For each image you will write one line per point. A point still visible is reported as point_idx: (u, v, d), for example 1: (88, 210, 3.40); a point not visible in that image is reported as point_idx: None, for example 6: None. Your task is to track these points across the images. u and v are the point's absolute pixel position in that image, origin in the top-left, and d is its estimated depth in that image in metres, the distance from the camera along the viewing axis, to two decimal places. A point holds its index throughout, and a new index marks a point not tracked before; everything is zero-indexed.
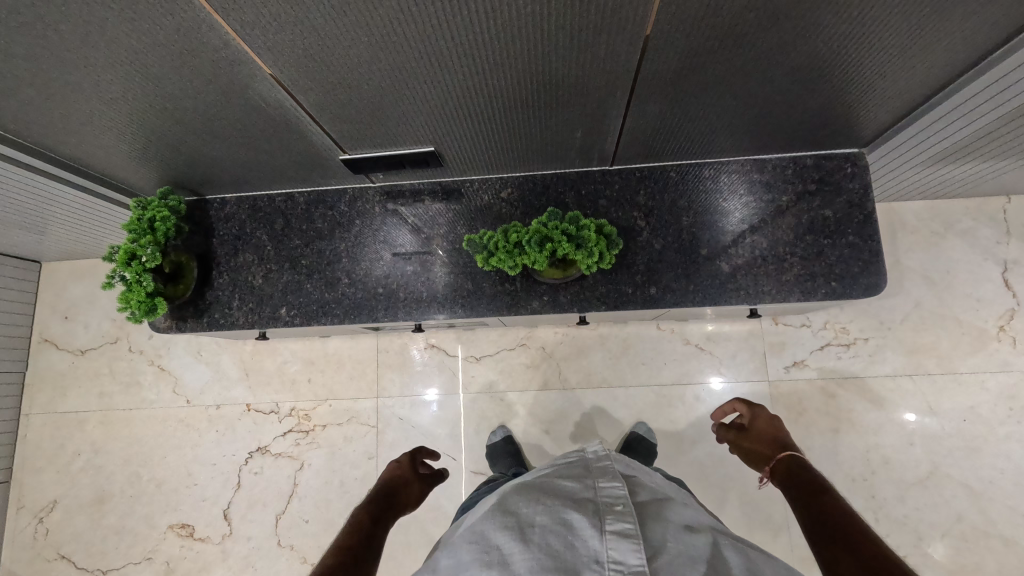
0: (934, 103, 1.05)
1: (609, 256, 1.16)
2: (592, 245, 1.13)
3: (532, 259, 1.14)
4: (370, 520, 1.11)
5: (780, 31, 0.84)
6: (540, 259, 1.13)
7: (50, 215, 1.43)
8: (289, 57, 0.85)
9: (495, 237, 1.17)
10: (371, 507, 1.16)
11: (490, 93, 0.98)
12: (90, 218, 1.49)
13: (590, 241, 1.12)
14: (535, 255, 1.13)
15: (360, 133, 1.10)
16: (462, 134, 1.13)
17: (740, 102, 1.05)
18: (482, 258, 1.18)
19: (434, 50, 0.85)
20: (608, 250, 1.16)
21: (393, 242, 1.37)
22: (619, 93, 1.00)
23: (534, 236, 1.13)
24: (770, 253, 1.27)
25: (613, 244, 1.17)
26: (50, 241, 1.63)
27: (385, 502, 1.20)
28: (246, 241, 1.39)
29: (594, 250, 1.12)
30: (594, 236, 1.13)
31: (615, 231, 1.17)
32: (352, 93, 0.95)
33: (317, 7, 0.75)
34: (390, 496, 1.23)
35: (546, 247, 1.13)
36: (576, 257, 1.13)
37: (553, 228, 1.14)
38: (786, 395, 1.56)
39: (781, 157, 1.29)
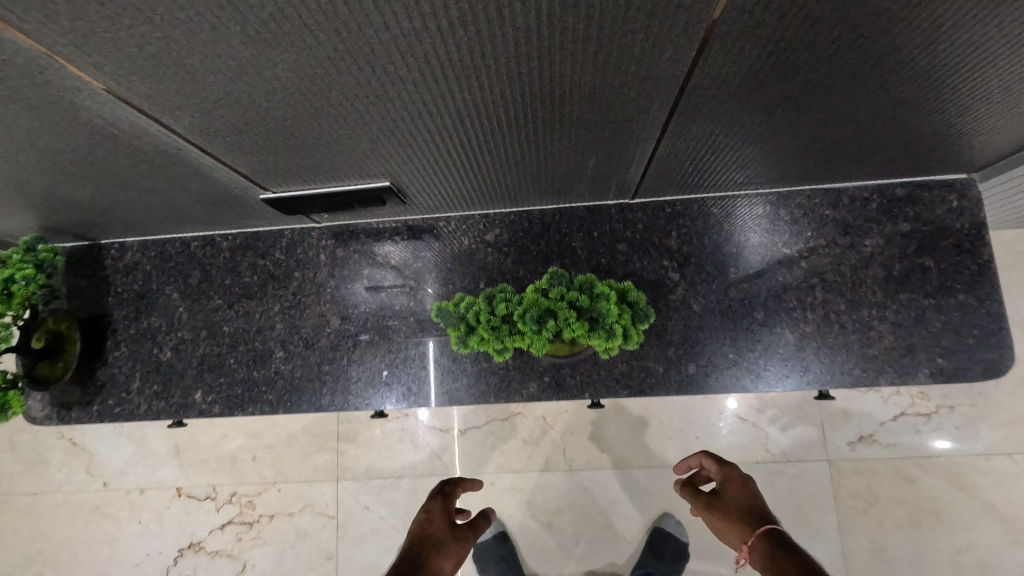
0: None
1: (636, 334, 0.83)
2: (613, 322, 0.79)
3: (528, 341, 0.81)
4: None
5: (935, 19, 0.50)
6: (540, 341, 0.81)
7: None
8: (122, 63, 0.51)
9: (477, 308, 0.84)
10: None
11: (462, 113, 0.64)
12: None
13: (610, 317, 0.79)
14: (533, 336, 0.80)
15: (279, 167, 0.76)
16: (427, 163, 0.79)
17: (832, 120, 0.71)
18: (459, 337, 0.85)
19: (360, 50, 0.51)
20: (634, 324, 0.83)
21: (377, 277, 1.04)
22: (655, 110, 0.66)
23: (531, 309, 0.81)
24: (851, 318, 0.93)
25: (642, 316, 0.83)
26: None
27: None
28: (151, 300, 1.06)
29: (615, 329, 0.79)
30: (614, 309, 0.80)
31: (644, 297, 0.84)
32: (247, 113, 0.61)
33: None
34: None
35: (548, 324, 0.80)
36: (589, 341, 0.80)
37: (557, 297, 0.82)
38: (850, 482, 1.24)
39: (863, 187, 0.96)
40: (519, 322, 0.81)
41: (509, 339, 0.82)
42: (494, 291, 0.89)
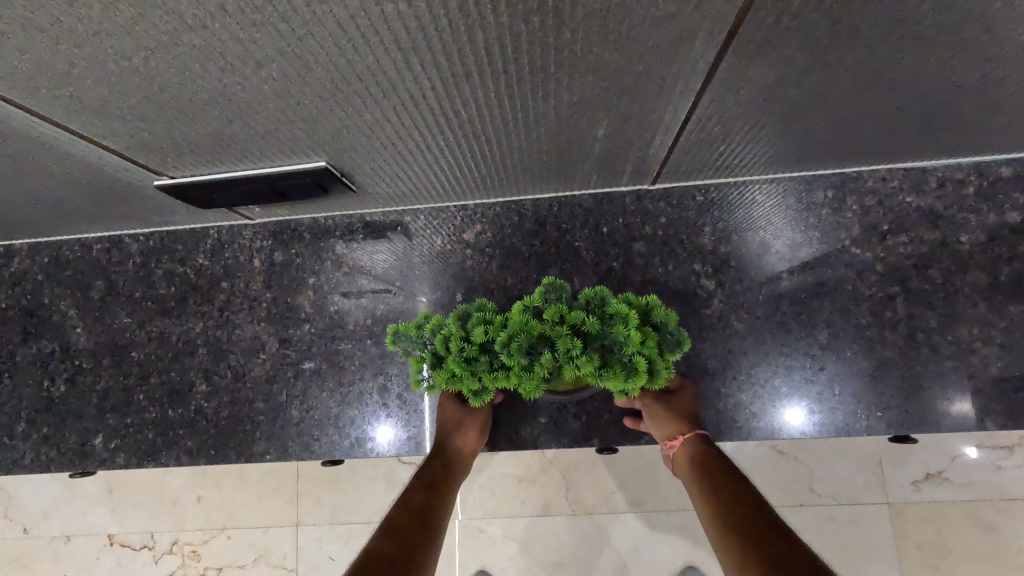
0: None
1: (664, 366, 0.60)
2: (633, 354, 0.58)
3: (514, 381, 0.59)
4: (414, 535, 0.59)
5: None
6: (532, 381, 0.59)
7: None
8: None
9: (446, 335, 0.62)
10: (409, 501, 0.64)
11: (405, 45, 0.41)
12: None
13: (631, 347, 0.57)
14: (522, 374, 0.58)
15: (160, 139, 0.54)
16: (369, 133, 0.56)
17: (958, 60, 0.48)
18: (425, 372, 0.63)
19: None
20: (660, 354, 0.62)
21: (337, 283, 0.82)
22: (702, 40, 0.43)
23: (519, 337, 0.59)
24: (943, 339, 0.71)
25: (670, 344, 0.62)
26: None
27: (428, 486, 0.67)
28: (43, 319, 0.84)
29: (637, 363, 0.57)
30: (634, 335, 0.57)
31: (673, 318, 0.62)
32: (61, 45, 0.39)
33: None
34: (436, 470, 0.69)
35: (542, 358, 0.58)
36: (598, 378, 0.58)
37: (555, 320, 0.60)
38: (934, 545, 0.85)
39: (957, 165, 0.72)
40: (503, 354, 0.59)
41: (489, 377, 0.60)
42: (471, 309, 0.67)
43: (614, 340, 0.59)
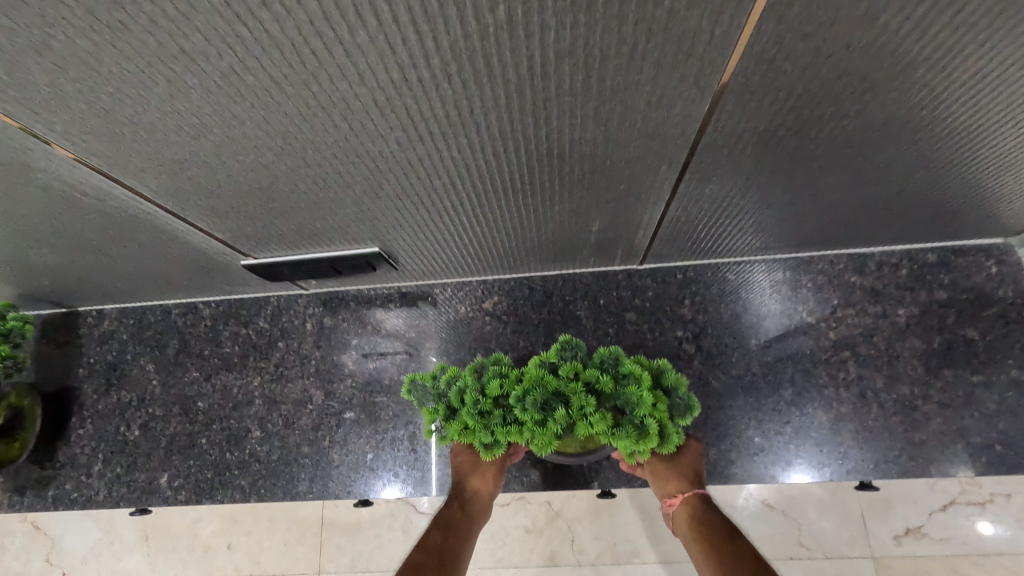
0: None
1: (672, 429, 0.72)
2: (645, 416, 0.69)
3: (528, 434, 0.70)
4: (430, 571, 0.71)
5: (971, 66, 0.45)
6: (545, 433, 0.69)
7: None
8: (75, 121, 0.46)
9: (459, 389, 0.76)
10: (429, 540, 0.75)
11: (452, 176, 0.59)
12: None
13: (643, 407, 0.69)
14: (536, 428, 0.70)
15: (258, 230, 0.71)
16: (417, 228, 0.73)
17: (858, 179, 0.65)
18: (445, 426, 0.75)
19: (337, 105, 0.46)
20: (673, 418, 0.73)
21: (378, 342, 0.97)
22: (665, 170, 0.60)
23: (536, 391, 0.71)
24: (891, 397, 0.83)
25: (680, 408, 0.73)
26: None
27: (449, 527, 0.78)
28: (123, 373, 0.99)
29: (647, 423, 0.68)
30: (643, 397, 0.70)
31: (682, 384, 0.74)
32: (217, 174, 0.56)
33: (65, 25, 0.36)
34: (453, 512, 0.79)
35: (556, 413, 0.70)
36: (610, 438, 0.69)
37: (571, 377, 0.74)
38: None
39: (891, 252, 0.88)
40: (520, 409, 0.70)
41: (502, 430, 0.71)
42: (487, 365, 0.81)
43: (626, 400, 0.71)
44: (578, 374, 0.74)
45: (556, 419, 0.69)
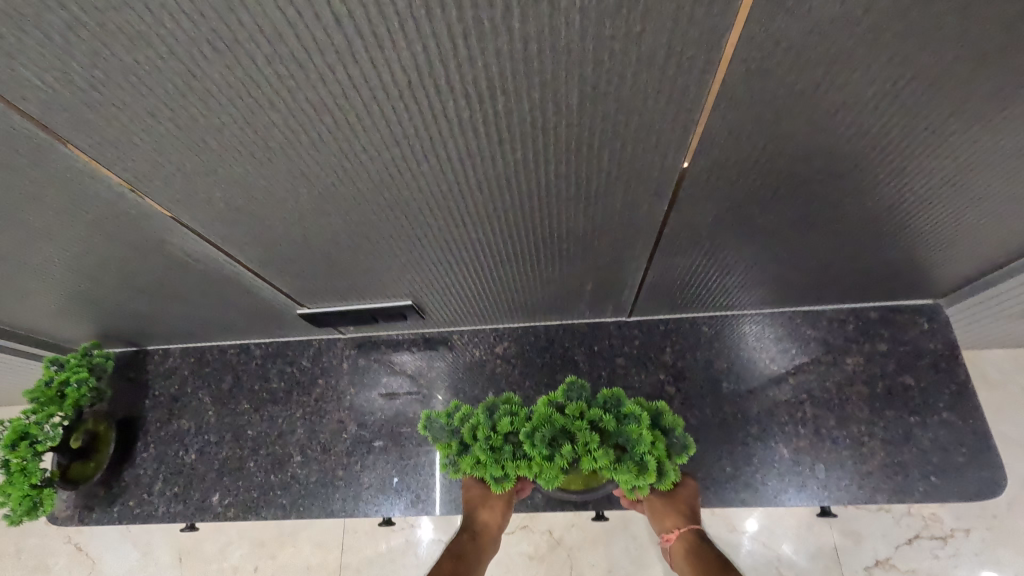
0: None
1: (671, 466, 0.78)
2: (644, 453, 0.75)
3: (537, 466, 0.78)
4: None
5: (852, 183, 0.63)
6: (552, 467, 0.77)
7: None
8: (210, 212, 0.65)
9: (473, 424, 0.83)
10: (441, 567, 0.88)
11: (477, 249, 0.77)
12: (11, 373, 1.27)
13: (644, 444, 0.76)
14: (545, 462, 0.77)
15: (318, 287, 0.88)
16: (444, 286, 0.91)
17: (794, 253, 0.82)
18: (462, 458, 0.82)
19: (398, 204, 0.64)
20: (672, 457, 0.80)
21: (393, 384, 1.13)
22: (640, 247, 0.78)
23: (543, 428, 0.78)
24: (842, 434, 0.98)
25: (678, 447, 0.80)
26: None
27: (459, 555, 0.90)
28: (183, 404, 1.15)
29: (647, 459, 0.75)
30: (643, 436, 0.76)
31: (681, 424, 0.81)
32: (298, 247, 0.74)
33: (228, 160, 0.55)
34: (463, 542, 0.92)
35: (563, 448, 0.77)
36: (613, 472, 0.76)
37: (575, 416, 0.81)
38: None
39: (839, 309, 1.05)
40: (529, 445, 0.78)
41: (512, 464, 0.79)
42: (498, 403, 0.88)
43: (627, 438, 0.78)
44: (582, 413, 0.81)
45: (562, 454, 0.77)
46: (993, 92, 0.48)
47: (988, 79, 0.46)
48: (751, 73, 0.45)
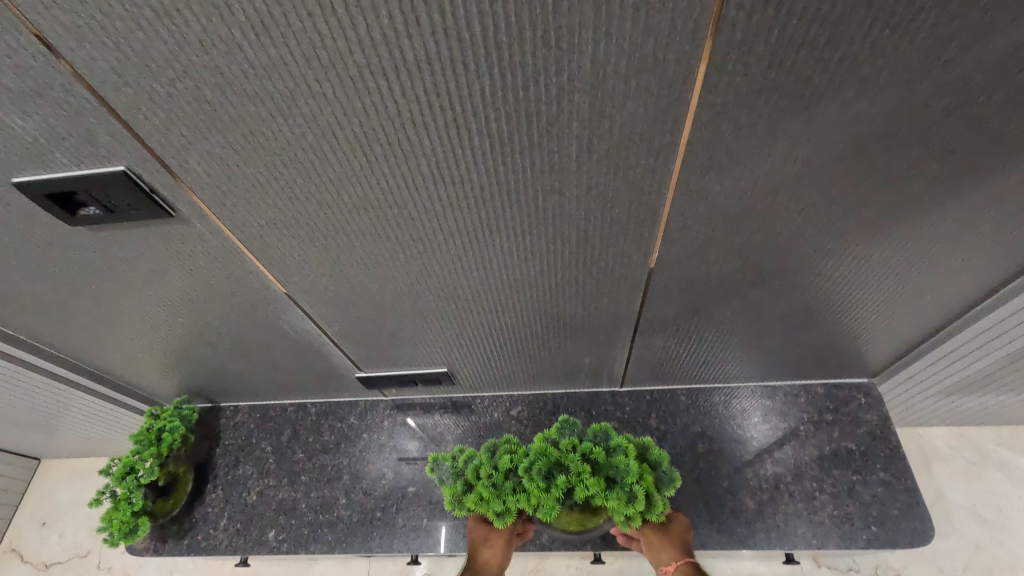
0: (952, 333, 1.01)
1: (659, 496, 0.92)
2: (632, 481, 0.89)
3: (535, 497, 0.90)
4: None
5: (769, 290, 0.90)
6: (550, 496, 0.89)
7: (63, 417, 1.45)
8: (320, 299, 0.92)
9: (476, 464, 0.95)
10: None
11: (503, 329, 1.04)
12: (101, 423, 1.51)
13: (630, 473, 0.89)
14: (542, 494, 0.89)
15: (378, 356, 1.14)
16: (474, 358, 1.16)
17: (743, 338, 1.08)
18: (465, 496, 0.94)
19: (453, 296, 0.92)
20: (661, 489, 0.95)
21: (402, 447, 1.35)
22: (625, 332, 1.04)
23: (540, 462, 0.91)
24: (797, 489, 1.18)
25: (666, 479, 0.96)
26: (59, 438, 1.64)
27: None
28: (249, 452, 1.37)
29: (635, 487, 0.88)
30: (629, 465, 0.90)
31: (666, 459, 0.97)
32: (372, 324, 1.01)
33: (347, 266, 0.83)
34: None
35: (558, 479, 0.90)
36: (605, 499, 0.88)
37: (568, 449, 0.94)
38: None
39: (792, 385, 1.31)
40: (528, 478, 0.90)
41: (513, 496, 0.91)
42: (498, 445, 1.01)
43: (617, 468, 0.91)
44: (574, 447, 0.94)
45: (558, 485, 0.90)
46: (837, 238, 0.76)
47: (830, 232, 0.75)
48: (681, 227, 0.73)
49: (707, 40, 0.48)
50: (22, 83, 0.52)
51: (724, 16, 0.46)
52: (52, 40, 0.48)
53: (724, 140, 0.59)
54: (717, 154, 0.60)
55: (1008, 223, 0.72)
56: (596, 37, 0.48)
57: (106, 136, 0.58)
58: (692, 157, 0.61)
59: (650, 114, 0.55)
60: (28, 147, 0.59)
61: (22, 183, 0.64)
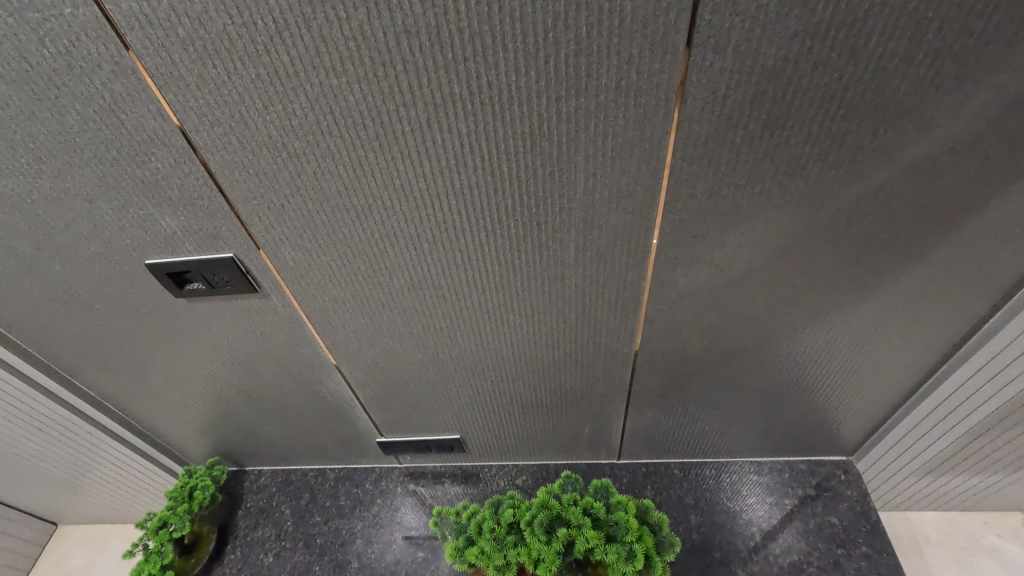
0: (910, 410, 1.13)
1: (660, 557, 0.99)
2: (631, 539, 0.98)
3: (536, 550, 0.98)
4: None
5: (740, 366, 1.06)
6: (550, 549, 0.97)
7: (90, 488, 1.52)
8: (358, 364, 1.08)
9: (480, 518, 1.05)
10: None
11: (512, 398, 1.18)
12: (123, 496, 1.56)
13: (630, 531, 0.98)
14: (544, 546, 0.98)
15: (399, 420, 1.28)
16: (485, 425, 1.29)
17: (725, 411, 1.21)
18: (467, 550, 1.01)
19: (471, 364, 1.08)
20: (661, 552, 1.01)
21: (407, 525, 1.40)
22: (619, 402, 1.18)
23: (541, 515, 1.02)
24: (787, 560, 1.25)
25: (666, 543, 1.02)
26: (78, 514, 1.68)
27: None
28: (269, 514, 1.46)
29: (633, 545, 0.97)
30: (627, 523, 1.00)
31: (667, 522, 1.04)
32: (399, 389, 1.16)
33: (386, 335, 1.00)
34: None
35: (559, 533, 0.99)
36: (604, 554, 0.96)
37: (570, 504, 1.05)
38: None
39: (774, 461, 1.43)
40: (530, 532, 1.00)
41: (514, 550, 0.99)
42: (502, 500, 1.11)
43: (617, 524, 1.01)
44: (576, 503, 1.05)
45: (558, 538, 0.99)
46: (787, 321, 0.93)
47: (781, 315, 0.92)
48: (659, 309, 0.91)
49: (664, 179, 0.69)
50: (181, 195, 0.73)
51: (674, 164, 0.67)
52: (215, 169, 0.70)
53: (684, 243, 0.78)
54: (681, 254, 0.80)
55: (923, 314, 0.90)
56: (587, 175, 0.69)
57: (226, 231, 0.79)
58: (662, 255, 0.80)
59: (628, 226, 0.76)
60: (166, 238, 0.80)
61: (151, 263, 0.84)
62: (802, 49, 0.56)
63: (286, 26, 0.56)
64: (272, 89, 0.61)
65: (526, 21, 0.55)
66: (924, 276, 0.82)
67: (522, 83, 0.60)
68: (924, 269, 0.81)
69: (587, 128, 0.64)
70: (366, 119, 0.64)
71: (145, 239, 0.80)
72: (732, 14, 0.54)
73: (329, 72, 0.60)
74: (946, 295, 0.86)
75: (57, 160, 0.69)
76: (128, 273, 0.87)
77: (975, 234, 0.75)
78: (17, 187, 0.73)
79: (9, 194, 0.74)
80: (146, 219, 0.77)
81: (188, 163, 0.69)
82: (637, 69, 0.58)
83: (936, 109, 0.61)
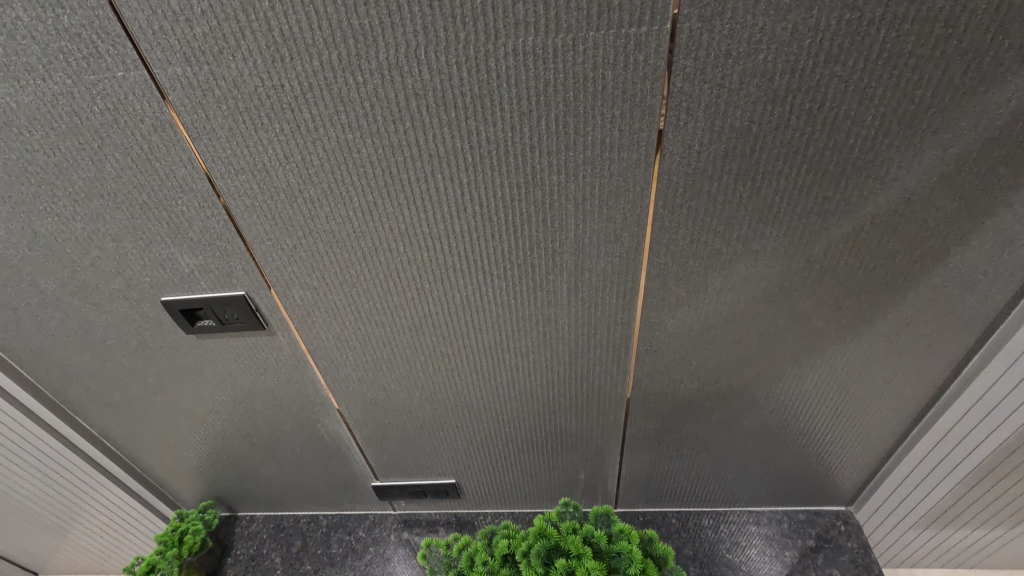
0: (906, 451, 1.13)
1: None
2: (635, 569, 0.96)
3: None
4: None
5: (731, 409, 1.08)
6: None
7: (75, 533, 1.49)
8: (358, 404, 1.11)
9: (473, 550, 1.03)
10: None
11: (508, 440, 1.19)
12: (108, 543, 1.53)
13: (633, 562, 0.97)
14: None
15: (395, 462, 1.28)
16: (480, 468, 1.29)
17: (719, 456, 1.22)
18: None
19: (468, 405, 1.10)
20: None
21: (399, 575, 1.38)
22: (614, 445, 1.19)
23: (539, 545, 0.99)
24: None
25: None
26: (57, 565, 1.63)
27: None
28: (259, 562, 1.43)
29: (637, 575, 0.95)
30: (629, 553, 0.98)
31: (671, 555, 1.04)
32: (397, 430, 1.18)
33: (385, 375, 1.03)
34: None
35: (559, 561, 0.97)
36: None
37: (569, 532, 1.03)
38: None
39: (772, 511, 1.41)
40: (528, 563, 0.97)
41: None
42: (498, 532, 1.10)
43: (620, 554, 0.99)
44: (575, 531, 1.03)
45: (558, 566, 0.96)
46: (773, 363, 0.96)
47: (767, 357, 0.95)
48: (649, 350, 0.94)
49: (648, 225, 0.75)
50: (202, 236, 0.79)
51: (656, 212, 0.73)
52: (235, 211, 0.76)
53: (670, 285, 0.83)
54: (668, 297, 0.85)
55: (904, 357, 0.93)
56: (577, 221, 0.75)
57: (240, 270, 0.84)
58: (649, 296, 0.85)
59: (616, 269, 0.81)
60: (184, 276, 0.85)
61: (166, 300, 0.89)
62: (765, 111, 0.64)
63: (310, 88, 0.63)
64: (293, 142, 0.68)
65: (521, 86, 0.62)
66: (900, 320, 0.86)
67: (518, 139, 0.67)
68: (899, 313, 0.85)
69: (576, 178, 0.70)
70: (377, 169, 0.71)
71: (163, 277, 0.86)
72: (702, 82, 0.61)
73: (346, 128, 0.67)
74: (923, 338, 0.90)
75: (92, 203, 0.76)
76: (143, 310, 0.92)
77: (942, 279, 0.80)
78: (51, 227, 0.79)
79: (42, 234, 0.80)
80: (166, 258, 0.82)
81: (210, 207, 0.76)
82: (620, 127, 0.65)
83: (891, 164, 0.67)
